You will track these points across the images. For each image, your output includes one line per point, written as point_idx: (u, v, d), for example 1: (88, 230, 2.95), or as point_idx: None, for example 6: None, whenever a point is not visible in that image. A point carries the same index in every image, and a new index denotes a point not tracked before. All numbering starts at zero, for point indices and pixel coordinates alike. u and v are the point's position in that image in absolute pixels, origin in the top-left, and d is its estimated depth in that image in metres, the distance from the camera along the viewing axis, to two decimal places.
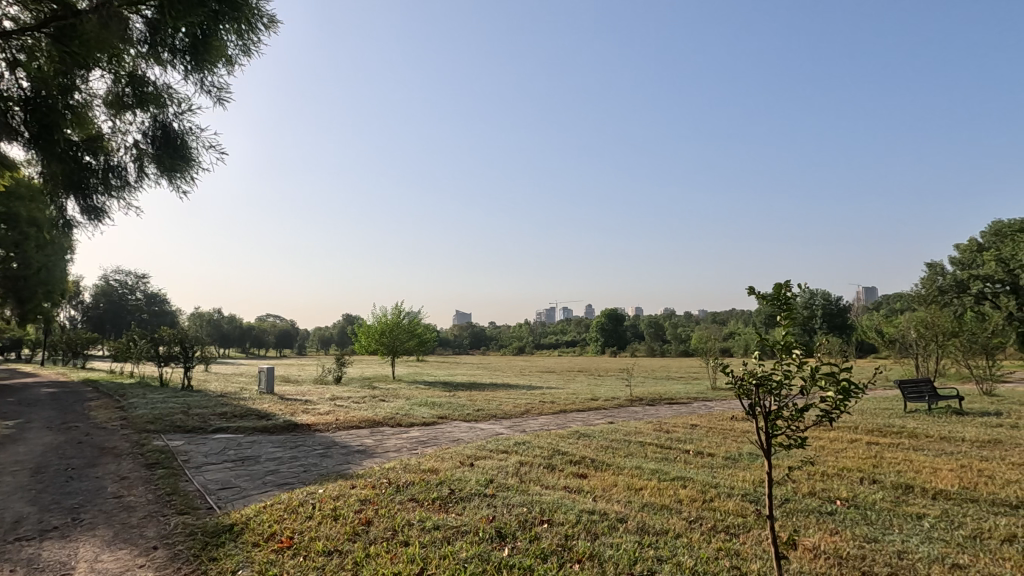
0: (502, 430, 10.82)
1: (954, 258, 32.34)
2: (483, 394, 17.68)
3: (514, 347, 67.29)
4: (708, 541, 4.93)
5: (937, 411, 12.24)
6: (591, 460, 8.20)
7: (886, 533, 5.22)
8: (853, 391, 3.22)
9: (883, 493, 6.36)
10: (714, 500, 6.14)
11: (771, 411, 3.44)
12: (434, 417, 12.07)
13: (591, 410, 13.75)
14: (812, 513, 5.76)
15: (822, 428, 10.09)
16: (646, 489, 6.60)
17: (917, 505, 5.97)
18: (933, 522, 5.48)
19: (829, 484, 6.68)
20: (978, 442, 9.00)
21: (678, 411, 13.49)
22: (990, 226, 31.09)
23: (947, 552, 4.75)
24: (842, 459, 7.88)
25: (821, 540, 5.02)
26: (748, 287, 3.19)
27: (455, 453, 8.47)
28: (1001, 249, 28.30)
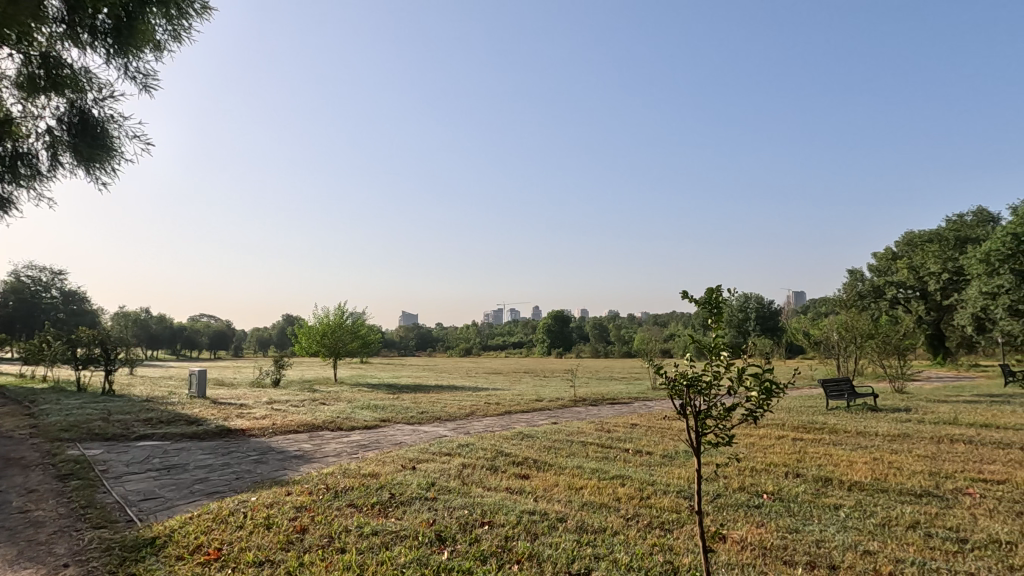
0: (446, 432, 10.72)
1: (872, 265, 34.76)
2: (428, 396, 17.44)
3: (461, 348, 66.92)
4: (643, 537, 5.08)
5: (855, 408, 13.12)
6: (533, 460, 8.27)
7: (806, 523, 5.55)
8: (775, 391, 3.41)
9: (804, 487, 6.76)
10: (651, 497, 6.32)
11: (701, 411, 3.58)
12: (376, 420, 11.80)
13: (534, 412, 13.87)
14: (740, 506, 6.04)
15: (753, 426, 10.61)
16: (586, 488, 6.72)
17: (834, 496, 6.39)
18: (848, 511, 5.88)
19: (757, 478, 7.03)
20: (890, 436, 9.72)
21: (619, 411, 13.82)
22: (903, 237, 33.62)
23: (859, 540, 5.10)
24: (769, 455, 8.30)
25: (747, 533, 5.27)
26: (682, 290, 3.31)
27: (397, 456, 8.34)
28: (913, 258, 30.75)
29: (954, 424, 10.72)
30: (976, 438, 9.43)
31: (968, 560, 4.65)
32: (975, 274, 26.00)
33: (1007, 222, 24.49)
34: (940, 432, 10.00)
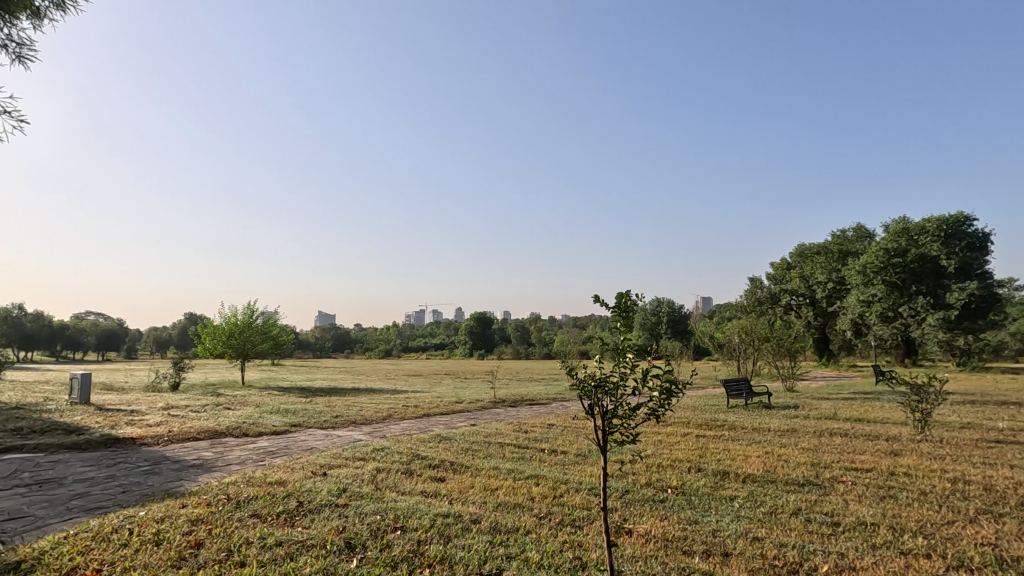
0: (361, 437, 10.42)
1: (770, 273, 37.54)
2: (343, 399, 16.88)
3: (381, 350, 65.20)
4: (555, 535, 5.20)
5: (752, 406, 14.18)
6: (450, 463, 8.23)
7: (705, 515, 5.93)
8: (675, 390, 3.61)
9: (705, 480, 7.21)
10: (563, 495, 6.49)
11: (609, 411, 3.73)
12: (286, 425, 11.25)
13: (453, 414, 13.79)
14: (647, 501, 6.34)
15: (661, 424, 11.18)
16: (501, 488, 6.79)
17: (730, 488, 6.87)
18: (742, 502, 6.34)
19: (663, 474, 7.43)
20: (780, 431, 10.59)
21: (537, 412, 14.06)
22: (797, 248, 36.48)
23: (750, 528, 5.52)
24: (674, 451, 8.79)
25: (652, 526, 5.55)
26: (593, 295, 3.43)
27: (307, 463, 7.98)
28: (804, 268, 33.90)
29: (833, 419, 11.86)
30: (852, 431, 10.50)
31: (840, 541, 5.17)
32: (854, 283, 28.97)
33: (882, 238, 27.81)
34: (822, 426, 11.04)
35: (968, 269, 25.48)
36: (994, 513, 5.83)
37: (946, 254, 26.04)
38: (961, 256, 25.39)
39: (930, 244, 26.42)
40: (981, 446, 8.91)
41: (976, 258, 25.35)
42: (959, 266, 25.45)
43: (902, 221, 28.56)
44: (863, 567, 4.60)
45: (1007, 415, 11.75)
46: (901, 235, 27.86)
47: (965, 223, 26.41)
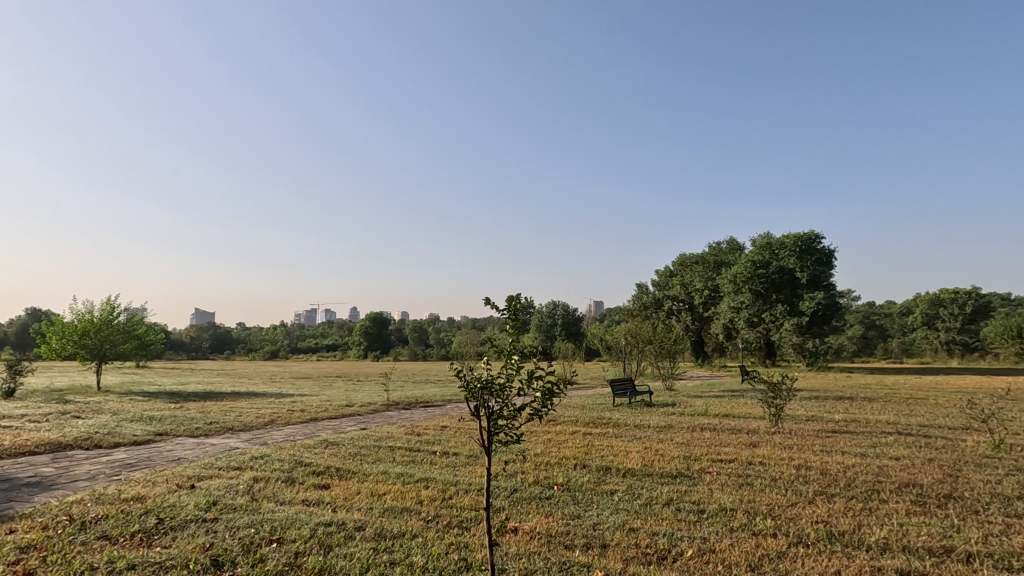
0: (238, 444, 9.67)
1: (654, 280, 40.05)
2: (220, 404, 15.54)
3: (266, 351, 61.00)
4: (441, 538, 5.17)
5: (634, 404, 15.10)
6: (336, 468, 7.89)
7: (586, 509, 6.21)
8: (556, 390, 3.76)
9: (588, 476, 7.55)
10: (453, 497, 6.48)
11: (495, 412, 3.78)
12: (149, 434, 10.14)
13: (342, 418, 13.24)
14: (533, 499, 6.51)
15: (552, 424, 11.54)
16: (389, 493, 6.63)
17: (612, 483, 7.26)
18: (621, 496, 6.72)
19: (550, 472, 7.67)
20: (658, 428, 11.37)
21: (431, 414, 13.93)
22: (678, 259, 39.08)
23: (627, 519, 5.87)
24: (563, 449, 9.12)
25: (537, 523, 5.71)
26: (484, 297, 3.47)
27: (171, 475, 7.25)
28: (684, 276, 36.63)
29: (705, 415, 12.96)
30: (719, 425, 11.55)
31: (703, 527, 5.66)
32: (726, 292, 31.90)
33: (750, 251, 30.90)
34: (694, 422, 12.02)
35: (817, 280, 29.03)
36: (828, 494, 6.69)
37: (801, 268, 29.52)
38: (812, 270, 28.90)
39: (788, 258, 29.81)
40: (821, 436, 10.21)
41: (824, 272, 28.95)
42: (810, 278, 28.96)
43: (766, 237, 31.94)
44: (721, 549, 5.07)
45: (843, 408, 13.56)
46: (765, 249, 31.16)
47: (816, 241, 30.09)
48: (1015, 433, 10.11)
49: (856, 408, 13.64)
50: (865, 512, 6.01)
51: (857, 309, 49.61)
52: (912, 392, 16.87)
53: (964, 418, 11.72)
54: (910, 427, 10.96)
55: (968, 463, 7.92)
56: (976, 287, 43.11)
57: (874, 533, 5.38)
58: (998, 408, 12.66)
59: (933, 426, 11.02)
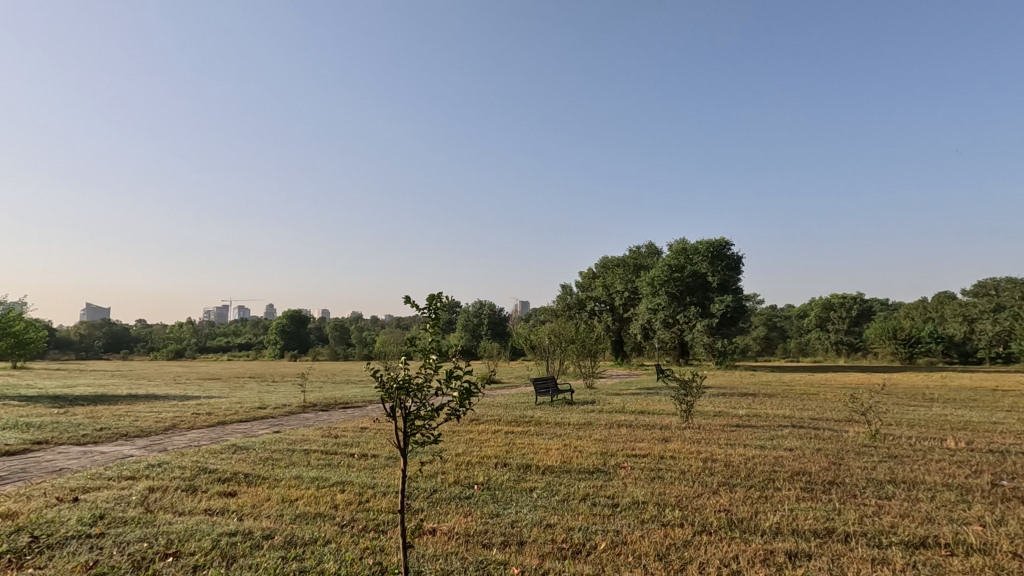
0: (133, 452, 8.90)
1: (577, 281, 40.99)
2: (113, 408, 14.20)
3: (170, 351, 56.54)
4: (356, 543, 5.02)
5: (556, 402, 15.43)
6: (244, 474, 7.45)
7: (505, 507, 6.27)
8: (474, 390, 3.75)
9: (509, 475, 7.61)
10: (369, 500, 6.31)
11: (412, 412, 3.72)
12: (26, 443, 9.10)
13: (254, 420, 12.52)
14: (452, 499, 6.48)
15: (475, 424, 11.53)
16: (302, 498, 6.35)
17: (531, 480, 7.37)
18: (539, 492, 6.84)
19: (471, 471, 7.67)
20: (578, 425, 11.67)
21: (351, 415, 13.52)
22: (601, 261, 40.15)
23: (545, 515, 5.98)
24: (484, 448, 9.15)
25: (455, 523, 5.68)
26: (404, 295, 3.40)
27: (51, 488, 6.53)
28: (606, 278, 37.78)
29: (622, 412, 13.46)
30: (635, 422, 12.03)
31: (616, 520, 5.86)
32: (645, 293, 33.33)
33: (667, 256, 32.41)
34: (612, 419, 12.46)
35: (726, 284, 30.99)
36: (730, 484, 7.16)
37: (712, 272, 31.43)
38: (722, 274, 30.83)
39: (702, 263, 31.57)
40: (725, 430, 10.92)
41: (732, 276, 30.96)
42: (720, 282, 30.89)
43: (682, 242, 33.69)
44: (632, 541, 5.28)
45: (746, 404, 14.56)
46: (681, 254, 32.86)
47: (725, 247, 32.16)
48: (888, 424, 11.31)
49: (757, 403, 14.70)
50: (761, 500, 6.49)
51: (761, 312, 53.48)
52: (806, 388, 18.42)
53: (848, 412, 12.96)
54: (802, 420, 11.97)
55: (849, 452, 8.75)
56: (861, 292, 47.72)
57: (769, 519, 5.83)
58: (875, 402, 14.11)
59: (822, 419, 12.09)
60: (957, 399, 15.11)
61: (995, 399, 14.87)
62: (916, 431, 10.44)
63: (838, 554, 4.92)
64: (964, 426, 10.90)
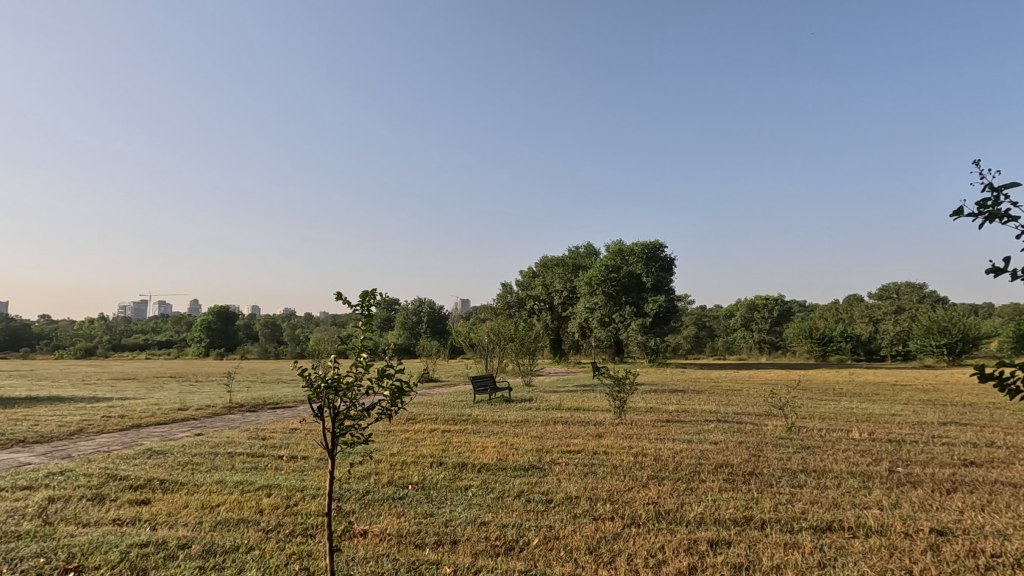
0: (31, 459, 8.13)
1: (517, 279, 41.19)
2: (8, 412, 12.90)
3: (78, 349, 52.11)
4: (281, 548, 4.82)
5: (494, 400, 15.48)
6: (160, 480, 6.99)
7: (440, 506, 6.22)
8: (406, 389, 3.68)
9: (444, 473, 7.57)
10: (297, 504, 6.07)
11: (340, 413, 3.62)
12: None
13: (173, 423, 11.75)
14: (385, 500, 6.36)
15: (411, 423, 11.38)
16: (224, 504, 6.03)
17: (467, 478, 7.36)
18: (474, 491, 6.84)
19: (405, 471, 7.55)
20: (515, 423, 11.75)
21: (280, 415, 12.99)
22: (540, 260, 40.57)
23: (479, 513, 5.99)
24: (420, 447, 9.05)
25: (388, 524, 5.58)
26: (336, 291, 3.30)
27: None
28: (545, 277, 38.23)
29: (558, 409, 13.69)
30: (570, 418, 12.27)
31: (549, 515, 5.95)
32: (582, 293, 34.02)
33: (604, 256, 33.25)
34: (549, 416, 12.64)
35: (660, 285, 32.19)
36: (658, 477, 7.45)
37: (646, 273, 32.54)
38: (656, 275, 31.99)
39: (637, 264, 32.62)
40: (656, 425, 11.35)
41: (665, 277, 32.23)
42: (654, 282, 32.01)
43: (618, 243, 34.63)
44: (565, 535, 5.38)
45: (675, 400, 15.18)
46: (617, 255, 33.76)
47: (659, 249, 33.38)
48: (802, 417, 12.15)
49: (686, 399, 15.36)
50: (687, 492, 6.79)
51: (691, 311, 55.89)
52: (730, 384, 19.44)
53: (767, 406, 13.79)
54: (726, 415, 12.62)
55: (767, 445, 9.31)
56: (781, 294, 50.86)
57: (693, 509, 6.10)
58: (791, 396, 15.09)
59: (744, 413, 12.80)
60: (862, 393, 16.41)
61: (894, 393, 16.28)
62: (826, 423, 11.25)
63: (755, 541, 5.22)
64: (867, 417, 11.86)
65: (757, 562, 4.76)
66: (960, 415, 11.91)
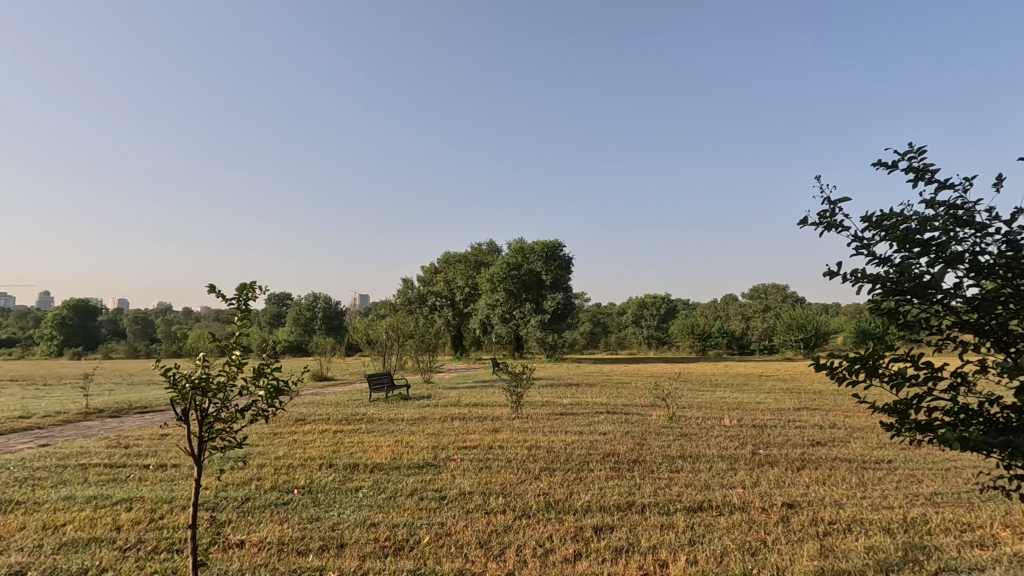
0: None
1: (418, 275, 40.52)
2: None
3: None
4: (142, 567, 4.36)
5: (391, 398, 15.13)
6: None
7: (327, 510, 5.95)
8: (284, 388, 3.45)
9: (333, 475, 7.26)
10: (164, 516, 5.51)
11: (209, 415, 3.33)
12: None
13: (11, 433, 10.19)
14: (267, 507, 5.97)
15: (300, 424, 10.78)
16: (72, 523, 5.33)
17: (358, 479, 7.11)
18: (365, 491, 6.63)
19: (291, 475, 7.15)
20: (411, 420, 11.56)
21: (149, 420, 11.74)
22: (443, 256, 40.24)
23: (369, 515, 5.81)
24: (308, 449, 8.60)
25: (268, 532, 5.24)
26: (208, 284, 3.03)
27: None
28: (447, 273, 38.03)
29: (456, 406, 13.67)
30: (468, 414, 12.32)
31: (441, 512, 5.91)
32: (484, 289, 34.19)
33: (506, 254, 33.73)
34: (446, 412, 12.59)
35: (558, 282, 33.34)
36: (550, 468, 7.69)
37: (545, 271, 33.52)
38: (554, 273, 33.06)
39: (536, 262, 33.50)
40: (550, 418, 11.70)
41: (563, 275, 33.43)
42: (552, 280, 33.04)
43: (519, 241, 35.41)
44: (456, 531, 5.38)
45: (569, 394, 15.77)
46: (518, 253, 34.36)
47: (558, 249, 34.71)
48: (681, 406, 13.15)
49: (578, 393, 16.01)
50: (577, 481, 7.07)
51: (587, 309, 58.47)
52: (620, 378, 20.54)
53: (652, 397, 14.73)
54: (615, 407, 13.33)
55: (650, 434, 9.94)
56: (668, 294, 54.71)
57: (581, 498, 6.36)
58: (672, 388, 16.28)
59: (631, 405, 13.60)
60: (732, 383, 18.13)
61: (759, 383, 18.09)
62: (702, 412, 12.25)
63: (635, 524, 5.55)
64: (737, 406, 13.07)
65: (636, 544, 5.06)
66: (810, 401, 13.51)
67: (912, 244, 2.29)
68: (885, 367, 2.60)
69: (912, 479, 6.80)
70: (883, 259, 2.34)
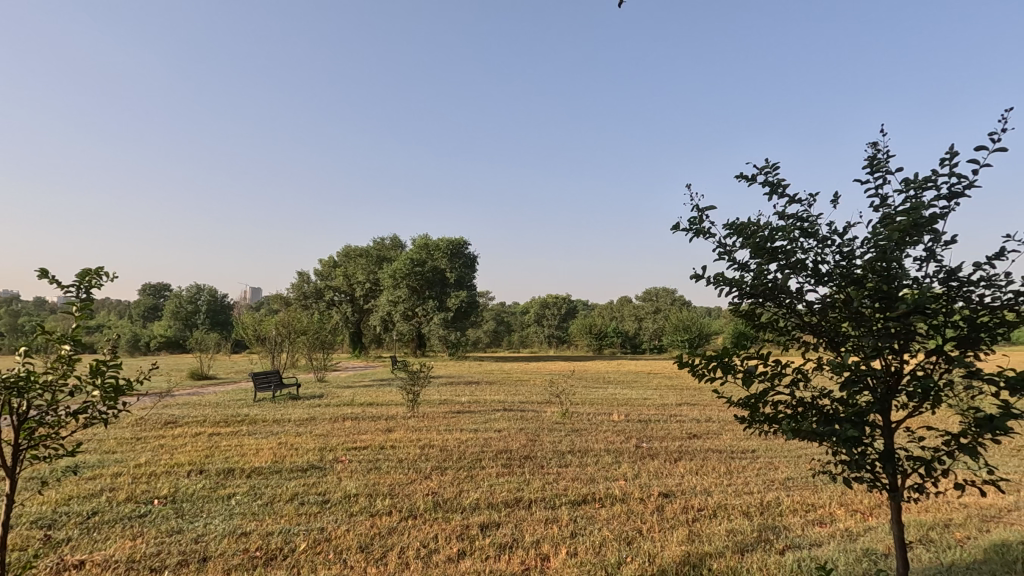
0: None
1: (316, 268, 38.56)
2: None
3: None
4: None
5: (278, 397, 14.21)
6: None
7: (191, 520, 5.42)
8: (126, 389, 3.06)
9: (204, 482, 6.64)
10: None
11: (28, 420, 2.86)
12: None
13: None
14: (119, 521, 5.32)
15: (168, 428, 9.75)
16: None
17: (231, 486, 6.56)
18: (239, 498, 6.13)
19: (152, 484, 6.43)
20: (299, 421, 10.91)
21: None
22: (343, 249, 38.61)
23: (240, 524, 5.37)
24: (176, 454, 7.82)
25: (117, 549, 4.67)
26: (38, 268, 2.56)
27: None
28: (347, 268, 36.58)
29: (349, 405, 13.09)
30: (361, 414, 11.85)
31: (322, 517, 5.61)
32: (385, 286, 33.26)
33: (409, 249, 33.04)
34: (337, 412, 12.04)
35: (462, 280, 33.28)
36: (441, 467, 7.58)
37: (450, 268, 33.31)
38: (459, 271, 33.02)
39: (441, 259, 33.20)
40: (447, 417, 11.58)
41: (467, 273, 33.46)
42: (457, 278, 32.93)
43: (424, 237, 34.84)
44: (337, 536, 5.12)
45: (467, 392, 15.73)
46: (422, 248, 33.76)
47: (462, 247, 34.58)
48: (574, 403, 13.57)
49: (477, 391, 16.05)
50: (467, 479, 7.03)
51: (492, 308, 59.04)
52: (519, 376, 20.92)
53: (547, 394, 15.11)
54: (512, 404, 13.45)
55: (543, 430, 10.15)
56: (569, 296, 56.65)
57: (471, 496, 6.32)
58: (568, 385, 16.82)
59: (527, 402, 13.83)
60: (623, 380, 19.09)
61: (647, 380, 19.28)
62: (593, 408, 12.74)
63: (521, 520, 5.61)
64: (625, 402, 13.77)
65: (520, 540, 5.12)
66: (690, 397, 14.56)
67: (766, 251, 2.48)
68: (740, 363, 2.81)
69: (770, 466, 7.53)
70: (741, 264, 2.50)
